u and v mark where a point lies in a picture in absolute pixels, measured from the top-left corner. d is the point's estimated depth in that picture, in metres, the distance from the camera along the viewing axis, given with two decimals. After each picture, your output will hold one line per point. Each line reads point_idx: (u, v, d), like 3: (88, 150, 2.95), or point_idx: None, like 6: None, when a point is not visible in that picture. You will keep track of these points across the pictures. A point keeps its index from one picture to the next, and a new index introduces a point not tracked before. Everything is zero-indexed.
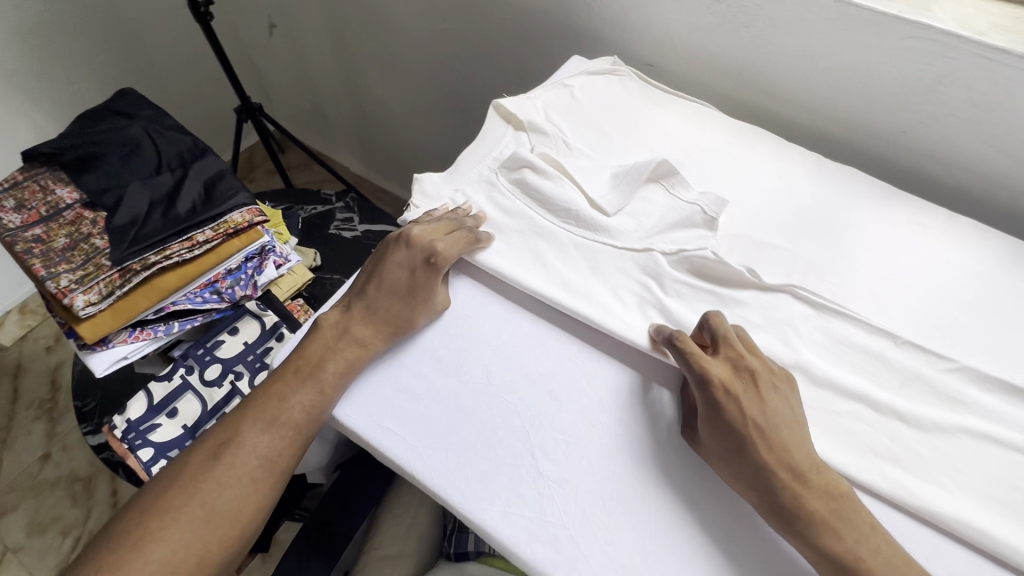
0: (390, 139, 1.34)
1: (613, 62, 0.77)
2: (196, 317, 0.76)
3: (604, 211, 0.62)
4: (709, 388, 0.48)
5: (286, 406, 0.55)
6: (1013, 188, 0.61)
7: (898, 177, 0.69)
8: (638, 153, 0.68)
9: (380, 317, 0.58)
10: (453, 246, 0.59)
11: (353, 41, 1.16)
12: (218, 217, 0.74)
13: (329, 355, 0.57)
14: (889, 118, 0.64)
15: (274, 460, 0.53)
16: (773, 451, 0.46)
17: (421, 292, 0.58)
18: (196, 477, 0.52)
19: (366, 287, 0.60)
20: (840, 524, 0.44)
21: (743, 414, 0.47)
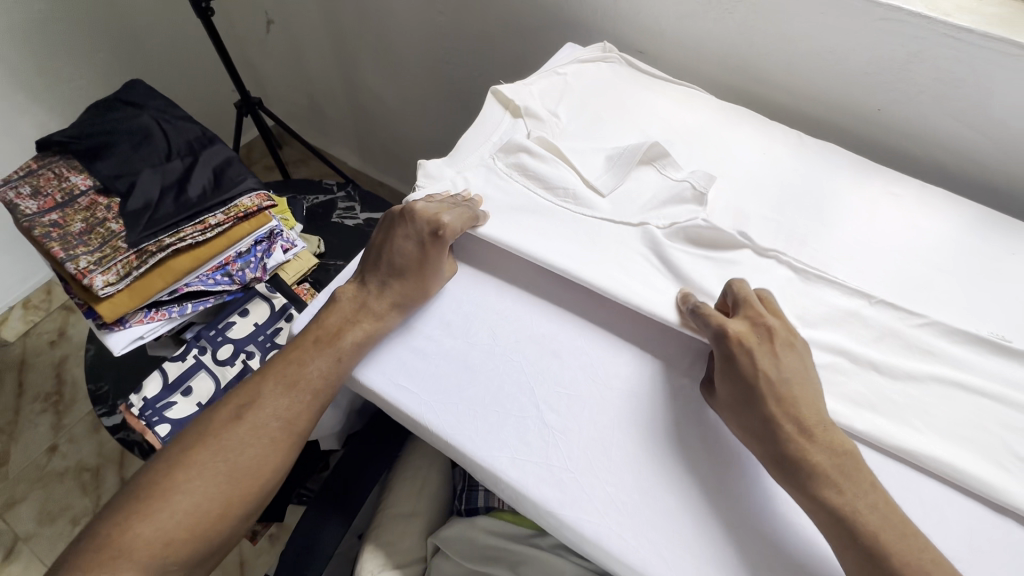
0: (386, 129, 1.40)
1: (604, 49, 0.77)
2: (209, 298, 0.77)
3: (598, 191, 0.61)
4: (725, 341, 0.47)
5: (305, 371, 0.52)
6: (982, 161, 0.65)
7: (879, 154, 0.72)
8: (631, 135, 0.67)
9: (390, 290, 0.55)
10: (458, 220, 0.56)
11: (350, 34, 1.21)
12: (228, 202, 0.74)
13: (347, 324, 0.54)
14: (865, 98, 0.67)
15: (291, 424, 0.51)
16: (781, 402, 0.45)
17: (428, 268, 0.55)
18: (215, 431, 0.50)
19: (375, 262, 0.57)
20: (845, 482, 0.42)
21: (756, 367, 0.46)
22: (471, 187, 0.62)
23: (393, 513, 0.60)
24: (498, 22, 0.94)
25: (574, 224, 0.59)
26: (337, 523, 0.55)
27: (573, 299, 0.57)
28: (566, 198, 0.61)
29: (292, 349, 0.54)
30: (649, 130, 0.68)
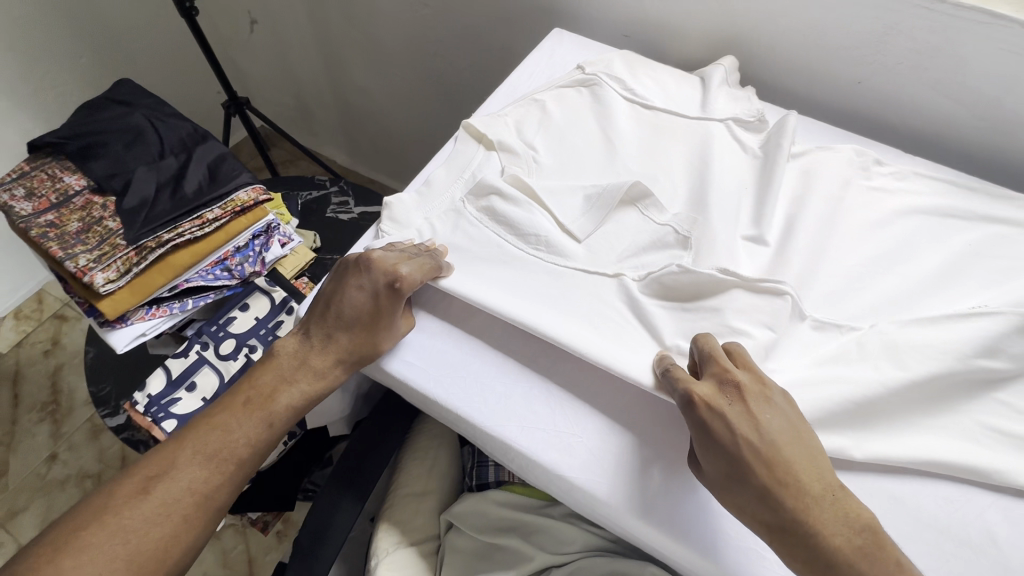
0: (375, 127, 1.40)
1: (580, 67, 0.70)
2: (209, 294, 0.78)
3: (573, 236, 0.57)
4: (691, 408, 0.43)
5: (229, 439, 0.50)
6: (959, 129, 0.67)
7: (860, 126, 0.74)
8: (622, 137, 0.65)
9: (338, 345, 0.51)
10: (417, 270, 0.51)
11: (335, 31, 1.21)
12: (224, 197, 0.75)
13: (284, 385, 0.52)
14: (845, 72, 0.69)
15: (207, 498, 0.48)
16: (769, 476, 0.39)
17: (382, 322, 0.51)
18: (118, 507, 0.46)
19: (320, 316, 0.53)
20: (864, 564, 0.37)
21: (737, 440, 0.41)
22: (437, 237, 0.59)
23: (405, 493, 0.61)
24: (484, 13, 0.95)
25: (546, 275, 0.55)
26: (352, 503, 0.56)
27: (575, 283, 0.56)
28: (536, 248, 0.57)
29: (215, 410, 0.51)
30: (632, 151, 0.64)
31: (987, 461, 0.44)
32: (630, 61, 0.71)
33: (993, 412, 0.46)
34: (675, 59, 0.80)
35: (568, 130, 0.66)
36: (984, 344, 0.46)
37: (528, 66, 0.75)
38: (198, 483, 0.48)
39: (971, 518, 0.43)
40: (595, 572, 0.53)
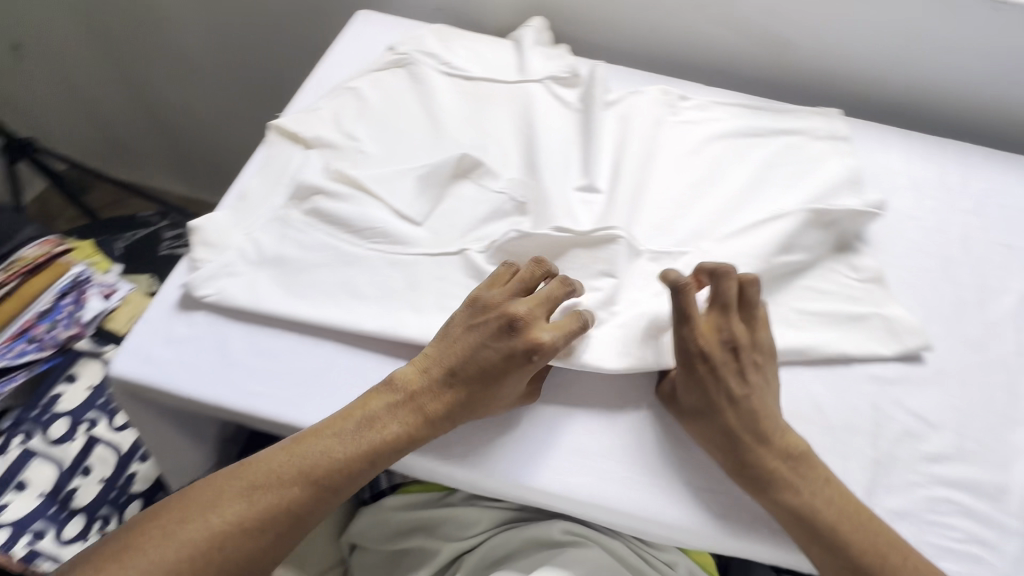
0: (203, 149, 1.27)
1: (389, 48, 0.69)
2: (17, 373, 0.65)
3: (411, 219, 0.56)
4: (688, 353, 0.47)
5: (339, 460, 0.44)
6: (742, 58, 0.74)
7: (668, 65, 0.78)
8: (445, 111, 0.63)
9: (468, 398, 0.46)
10: (557, 333, 0.46)
11: (126, 47, 1.07)
12: (6, 259, 0.67)
13: (392, 423, 0.46)
14: (637, 19, 0.74)
15: (290, 530, 0.44)
16: (727, 421, 0.45)
17: (504, 386, 0.46)
18: (226, 491, 0.43)
19: (452, 355, 0.47)
20: (802, 483, 0.44)
21: (715, 387, 0.46)
22: (266, 252, 0.54)
23: None
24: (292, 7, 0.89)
25: (389, 267, 0.54)
26: None
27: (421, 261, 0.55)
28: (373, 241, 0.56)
29: (315, 426, 0.46)
30: (459, 123, 0.63)
31: (805, 342, 0.50)
32: (438, 33, 0.70)
33: (801, 297, 0.54)
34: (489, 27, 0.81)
35: (388, 114, 0.63)
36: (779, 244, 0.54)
37: (334, 52, 0.72)
38: (282, 508, 0.43)
39: (801, 390, 0.49)
40: (503, 549, 0.53)
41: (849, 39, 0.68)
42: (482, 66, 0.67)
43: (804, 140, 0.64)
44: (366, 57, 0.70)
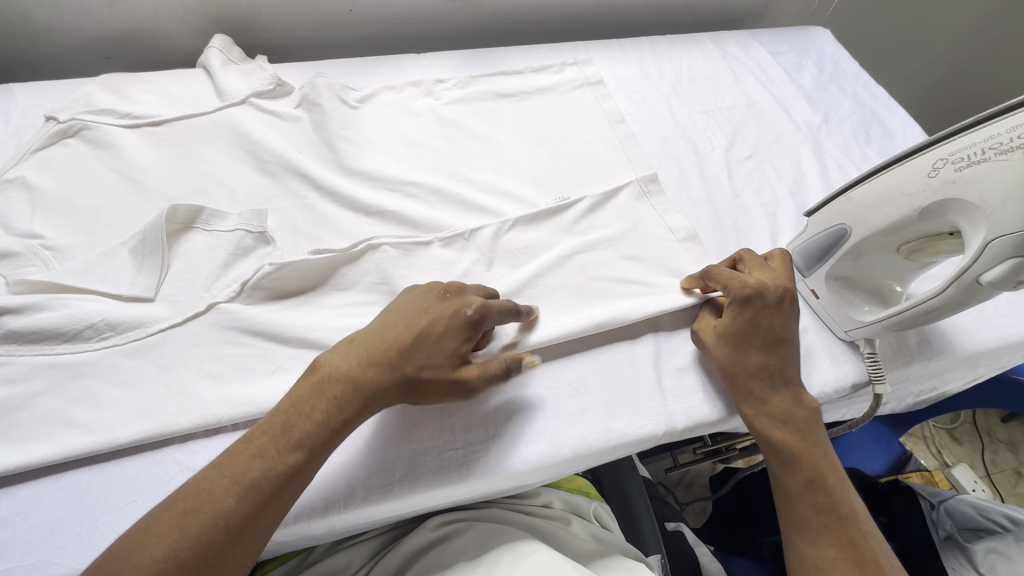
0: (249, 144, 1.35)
1: (278, 79, 0.77)
2: None
3: (394, 239, 0.63)
4: (807, 488, 0.51)
5: (265, 452, 0.44)
6: (739, 144, 0.80)
7: (681, 137, 0.80)
8: (452, 153, 0.74)
9: (774, 383, 0.54)
10: (789, 362, 0.55)
11: None
12: None
13: (322, 403, 0.46)
14: (642, 103, 0.84)
15: (227, 547, 0.41)
16: (818, 498, 0.51)
17: (446, 343, 0.50)
18: (179, 531, 0.40)
19: (371, 335, 0.50)
20: None
21: (810, 467, 0.52)
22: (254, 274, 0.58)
23: None
24: (350, 30, 0.91)
25: (366, 273, 0.61)
26: None
27: (399, 275, 0.61)
28: (364, 254, 0.61)
29: (250, 431, 0.45)
30: (463, 163, 0.73)
31: None
32: (437, 83, 0.81)
33: None
34: (403, 70, 0.84)
35: (412, 142, 0.74)
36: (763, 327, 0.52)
37: (231, 78, 0.77)
38: (214, 527, 0.40)
39: None
40: None
41: (806, 151, 0.80)
42: (495, 124, 0.78)
43: (943, 171, 0.47)
44: (269, 72, 0.78)
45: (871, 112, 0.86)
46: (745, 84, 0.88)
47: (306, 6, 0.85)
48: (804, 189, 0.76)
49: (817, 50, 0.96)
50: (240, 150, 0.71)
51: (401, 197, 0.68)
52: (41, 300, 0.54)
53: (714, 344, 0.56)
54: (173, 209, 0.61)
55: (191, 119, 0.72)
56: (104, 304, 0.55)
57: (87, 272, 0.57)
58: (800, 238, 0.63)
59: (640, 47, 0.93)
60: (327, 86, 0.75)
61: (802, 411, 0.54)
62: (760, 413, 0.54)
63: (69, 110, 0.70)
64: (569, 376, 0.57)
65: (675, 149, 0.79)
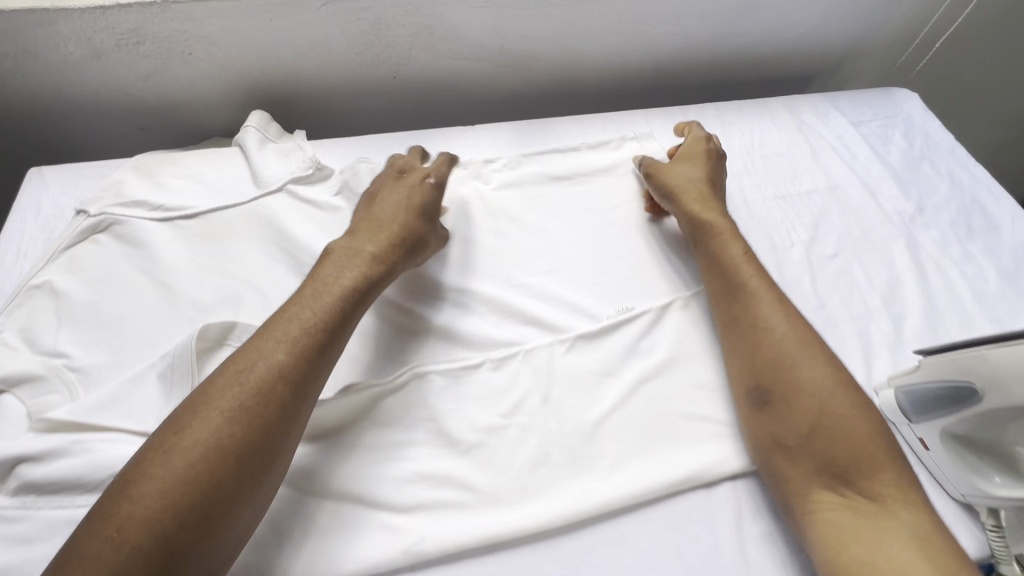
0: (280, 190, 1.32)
1: (317, 162, 0.72)
2: None
3: (439, 367, 0.57)
4: (720, 267, 0.61)
5: (294, 317, 0.52)
6: (819, 236, 0.72)
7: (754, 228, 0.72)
8: (502, 248, 0.68)
9: (691, 195, 0.67)
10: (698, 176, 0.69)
11: None
12: None
13: (344, 273, 0.56)
14: None
15: (285, 394, 0.48)
16: (726, 287, 0.60)
17: (433, 213, 0.64)
18: (232, 387, 0.46)
19: (370, 221, 0.62)
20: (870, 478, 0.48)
21: (719, 258, 0.62)
22: None
23: None
24: (391, 97, 0.85)
25: (411, 406, 0.55)
26: None
27: (446, 407, 0.55)
28: (409, 386, 0.56)
29: (279, 310, 0.53)
30: (514, 262, 0.67)
31: None
32: (486, 163, 0.75)
33: None
34: (448, 145, 0.78)
35: (459, 237, 0.68)
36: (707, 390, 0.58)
37: (267, 160, 0.72)
38: (273, 374, 0.48)
39: None
40: None
41: (897, 246, 0.71)
42: (547, 210, 0.72)
43: None
44: (307, 153, 0.73)
45: (970, 198, 0.77)
46: (826, 163, 0.79)
47: (347, 76, 0.80)
48: (900, 296, 0.67)
49: (903, 117, 0.86)
50: (277, 247, 0.66)
51: (448, 306, 0.63)
52: (63, 446, 0.49)
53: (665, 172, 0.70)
54: (205, 326, 0.56)
55: (224, 211, 0.67)
56: (129, 446, 0.50)
57: (113, 406, 0.53)
58: (906, 379, 0.55)
59: (704, 113, 0.85)
60: (369, 173, 0.70)
61: (715, 221, 0.64)
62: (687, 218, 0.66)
63: (99, 202, 0.66)
64: (640, 546, 0.51)
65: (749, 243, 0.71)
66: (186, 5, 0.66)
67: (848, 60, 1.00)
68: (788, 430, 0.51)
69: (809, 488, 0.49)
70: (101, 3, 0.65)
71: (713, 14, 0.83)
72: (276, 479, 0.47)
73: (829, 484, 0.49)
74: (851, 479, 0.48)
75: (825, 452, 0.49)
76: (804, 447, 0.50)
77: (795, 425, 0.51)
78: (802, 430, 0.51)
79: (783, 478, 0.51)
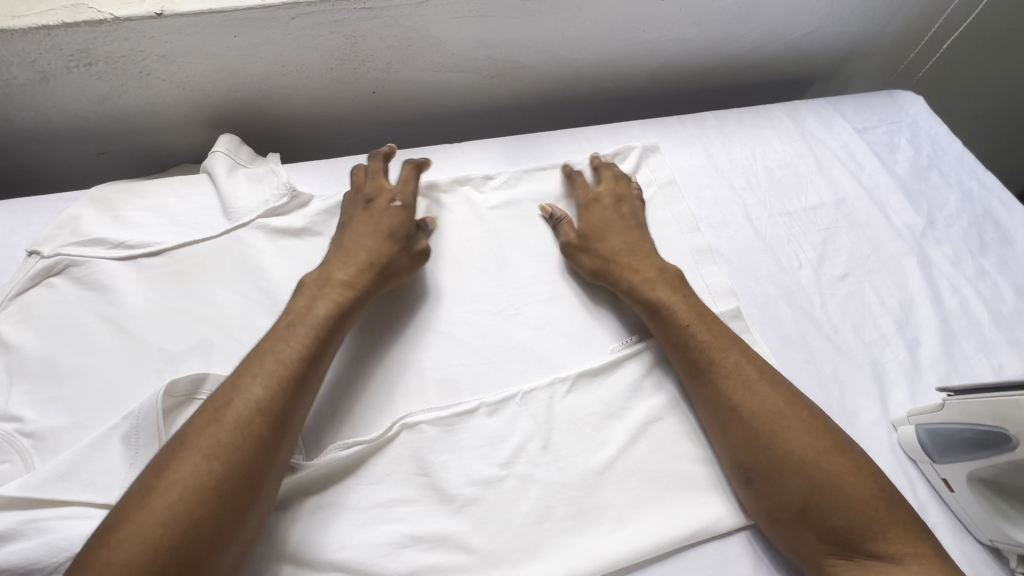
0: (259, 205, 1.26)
1: (292, 187, 0.67)
2: None
3: (429, 416, 0.53)
4: (675, 337, 0.56)
5: (271, 352, 0.49)
6: (827, 253, 0.68)
7: (761, 246, 0.68)
8: (493, 276, 0.63)
9: (617, 269, 0.61)
10: (619, 245, 0.63)
11: None
12: None
13: (319, 303, 0.54)
14: (713, 201, 0.72)
15: (269, 429, 0.45)
16: (689, 347, 0.55)
17: (396, 228, 0.61)
18: (207, 430, 0.44)
19: (341, 250, 0.59)
20: (881, 537, 0.45)
21: (675, 323, 0.56)
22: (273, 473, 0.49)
23: None
24: (371, 112, 0.80)
25: (400, 459, 0.51)
26: None
27: (439, 460, 0.51)
28: (398, 439, 0.52)
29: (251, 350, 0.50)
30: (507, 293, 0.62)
31: None
32: (473, 185, 0.70)
33: None
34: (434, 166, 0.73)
35: (449, 267, 0.64)
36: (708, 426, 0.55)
37: (238, 187, 0.66)
38: (252, 411, 0.45)
39: None
40: None
41: (908, 263, 0.68)
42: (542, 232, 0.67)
43: None
44: (282, 178, 0.67)
45: (983, 209, 0.73)
46: (831, 175, 0.76)
47: (324, 91, 0.74)
48: (913, 317, 0.64)
49: (910, 123, 0.83)
50: (251, 285, 0.61)
51: (439, 345, 0.58)
52: (13, 527, 0.43)
53: (585, 244, 0.64)
54: (172, 382, 0.51)
55: (192, 246, 0.62)
56: (91, 522, 0.46)
57: (71, 476, 0.47)
58: (929, 416, 0.51)
59: (703, 123, 0.80)
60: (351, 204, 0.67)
61: (659, 287, 0.59)
62: (626, 288, 0.60)
63: (54, 241, 0.60)
64: None
65: (757, 265, 0.67)
66: (140, 23, 0.60)
67: (849, 61, 0.96)
68: (781, 504, 0.48)
69: (816, 556, 0.46)
70: (44, 21, 0.58)
71: (712, 18, 0.78)
72: (262, 518, 0.44)
73: (834, 548, 0.46)
74: (858, 544, 0.45)
75: (823, 521, 0.46)
76: (800, 518, 0.47)
77: (786, 499, 0.47)
78: (795, 503, 0.47)
79: (790, 545, 0.48)
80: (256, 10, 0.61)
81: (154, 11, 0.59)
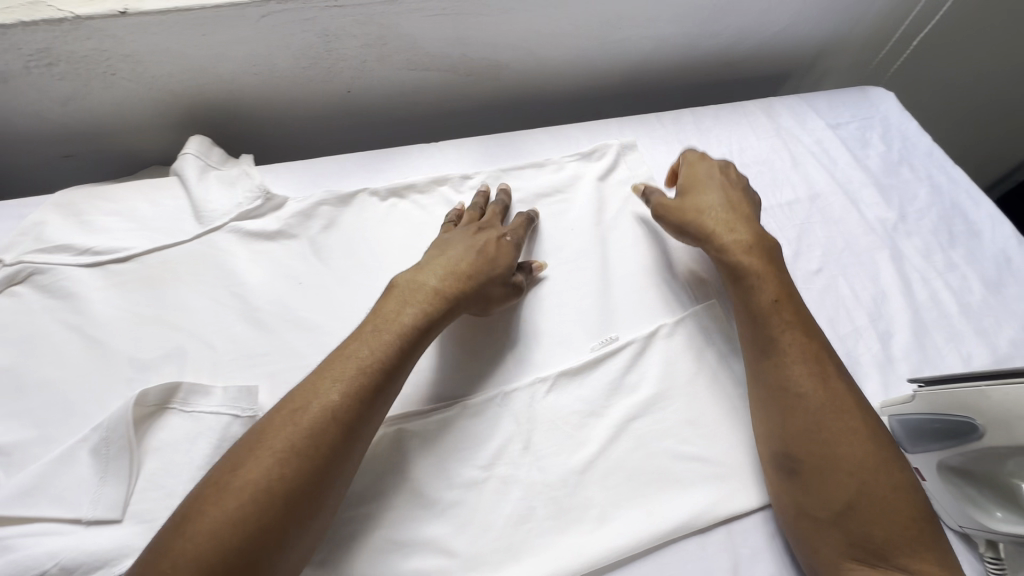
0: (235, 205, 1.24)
1: (266, 190, 0.66)
2: None
3: (410, 418, 0.52)
4: (765, 303, 0.55)
5: (354, 357, 0.47)
6: (801, 248, 0.69)
7: None
8: None
9: (714, 229, 0.60)
10: (710, 212, 0.62)
11: None
12: None
13: (407, 308, 0.51)
14: None
15: (343, 438, 0.43)
16: (781, 314, 0.54)
17: (501, 258, 0.58)
18: (285, 432, 0.42)
19: (443, 257, 0.57)
20: (908, 552, 0.44)
21: (767, 291, 0.55)
22: None
23: None
24: (347, 111, 0.79)
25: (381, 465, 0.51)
26: None
27: (420, 464, 0.51)
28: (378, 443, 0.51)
29: (336, 348, 0.48)
30: None
31: None
32: (451, 185, 0.69)
33: None
34: (410, 166, 0.73)
35: None
36: (688, 423, 0.55)
37: (210, 190, 0.65)
38: (331, 418, 0.43)
39: None
40: None
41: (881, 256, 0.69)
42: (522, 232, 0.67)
43: None
44: (256, 181, 0.66)
45: (951, 204, 0.75)
46: (806, 170, 0.77)
47: (297, 90, 0.73)
48: (886, 310, 0.65)
49: (881, 118, 0.84)
50: (225, 290, 0.60)
51: None
52: None
53: (674, 209, 0.63)
54: (143, 392, 0.49)
55: (163, 252, 0.61)
56: (61, 538, 0.44)
57: (39, 491, 0.46)
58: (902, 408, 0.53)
59: (681, 120, 0.81)
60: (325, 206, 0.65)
61: (750, 257, 0.58)
62: (713, 252, 0.59)
63: (16, 248, 0.58)
64: None
65: None
66: (103, 21, 0.58)
67: (822, 58, 0.97)
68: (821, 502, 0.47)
69: (836, 559, 0.46)
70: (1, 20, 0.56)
71: (688, 16, 0.79)
72: (319, 530, 0.43)
73: (857, 555, 0.46)
74: (887, 555, 0.45)
75: (858, 530, 0.45)
76: (835, 520, 0.46)
77: (827, 500, 0.47)
78: (836, 504, 0.46)
79: (812, 547, 0.48)
80: (225, 9, 0.60)
81: (117, 10, 0.58)
